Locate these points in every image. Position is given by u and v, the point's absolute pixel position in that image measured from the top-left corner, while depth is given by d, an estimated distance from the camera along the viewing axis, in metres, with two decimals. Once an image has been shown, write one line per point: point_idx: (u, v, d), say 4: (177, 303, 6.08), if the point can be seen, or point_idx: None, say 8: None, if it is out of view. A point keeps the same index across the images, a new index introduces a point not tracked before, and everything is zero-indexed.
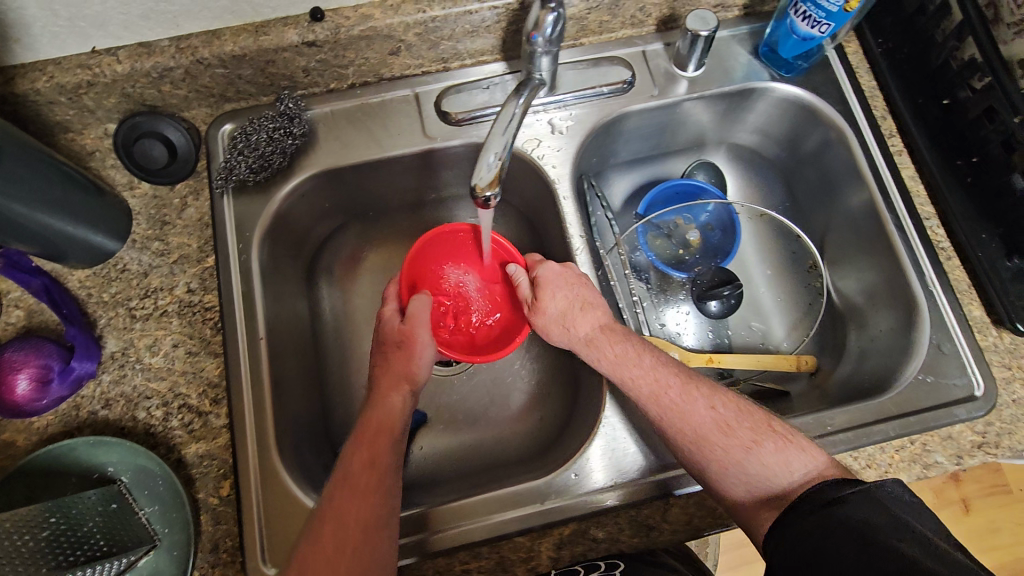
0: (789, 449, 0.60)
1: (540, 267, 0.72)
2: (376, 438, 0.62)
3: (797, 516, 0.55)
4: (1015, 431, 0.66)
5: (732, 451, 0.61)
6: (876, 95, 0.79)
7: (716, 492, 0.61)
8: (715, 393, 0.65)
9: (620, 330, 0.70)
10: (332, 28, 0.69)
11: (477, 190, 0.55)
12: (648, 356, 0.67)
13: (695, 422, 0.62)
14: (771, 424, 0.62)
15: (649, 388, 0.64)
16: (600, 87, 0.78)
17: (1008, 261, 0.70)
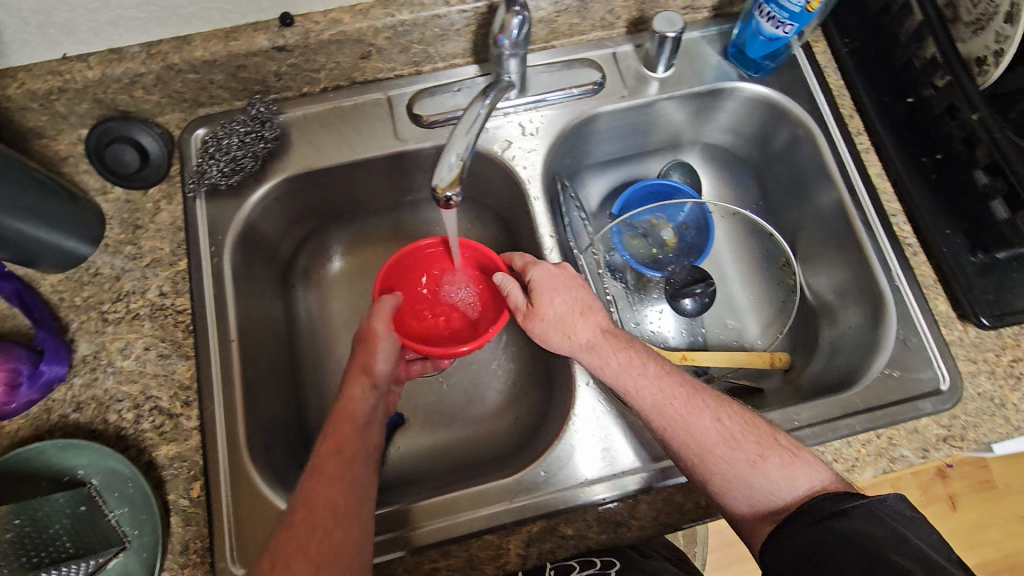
0: (794, 464, 0.60)
1: (535, 273, 0.70)
2: (346, 432, 0.63)
3: (795, 530, 0.56)
4: (980, 424, 0.67)
5: (738, 465, 0.60)
6: (844, 94, 0.80)
7: (719, 505, 0.62)
8: (721, 404, 0.64)
9: (622, 337, 0.68)
10: (301, 33, 0.69)
11: (439, 190, 0.56)
12: (652, 365, 0.66)
13: (701, 434, 0.62)
14: (777, 437, 0.62)
15: (653, 398, 0.64)
16: (571, 88, 0.79)
17: (972, 256, 0.70)
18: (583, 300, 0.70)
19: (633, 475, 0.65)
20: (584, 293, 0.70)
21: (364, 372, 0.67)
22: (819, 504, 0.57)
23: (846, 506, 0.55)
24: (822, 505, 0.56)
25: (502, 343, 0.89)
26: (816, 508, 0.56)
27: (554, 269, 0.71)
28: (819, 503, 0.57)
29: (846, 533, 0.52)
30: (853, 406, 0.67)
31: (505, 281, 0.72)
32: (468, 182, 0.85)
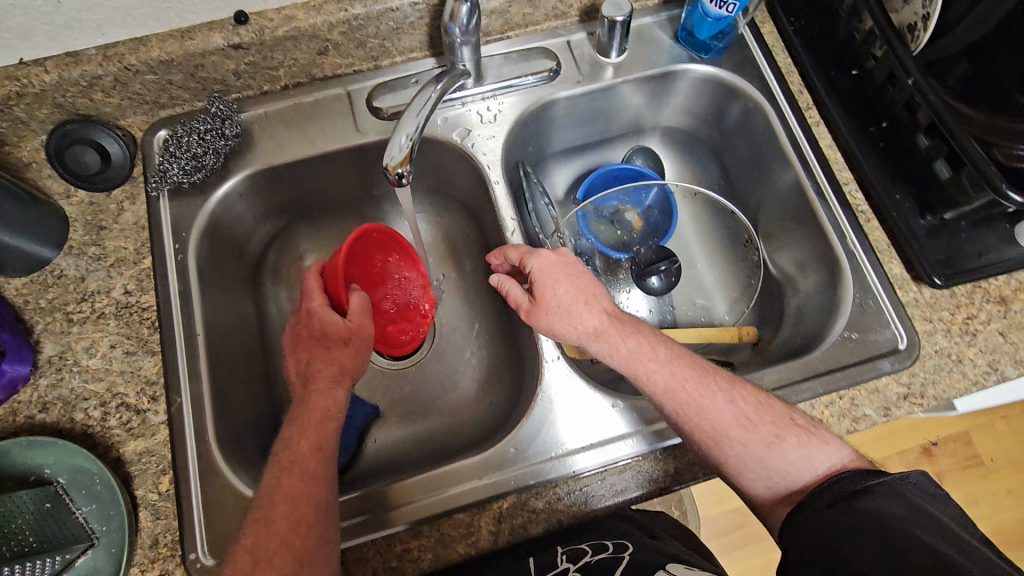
0: (811, 444, 0.61)
1: (536, 265, 0.70)
2: (322, 426, 0.63)
3: (810, 512, 0.56)
4: (939, 380, 0.68)
5: (752, 446, 0.62)
6: (792, 70, 0.82)
7: (738, 484, 0.63)
8: (733, 386, 0.65)
9: (630, 323, 0.69)
10: (256, 30, 0.71)
11: (391, 168, 0.60)
12: (662, 349, 0.67)
13: (715, 418, 0.62)
14: (794, 417, 0.62)
15: (666, 383, 0.64)
16: (526, 76, 0.81)
17: (922, 219, 0.72)
18: (587, 289, 0.70)
19: (606, 446, 0.66)
20: (586, 281, 0.71)
21: (344, 373, 0.68)
22: (836, 484, 0.57)
23: (867, 483, 0.55)
24: (842, 483, 0.56)
25: (475, 332, 0.89)
26: (832, 488, 0.56)
27: (554, 258, 0.71)
28: (838, 482, 0.57)
29: (850, 514, 0.52)
30: (814, 369, 0.69)
31: (503, 281, 0.72)
32: (434, 173, 0.87)
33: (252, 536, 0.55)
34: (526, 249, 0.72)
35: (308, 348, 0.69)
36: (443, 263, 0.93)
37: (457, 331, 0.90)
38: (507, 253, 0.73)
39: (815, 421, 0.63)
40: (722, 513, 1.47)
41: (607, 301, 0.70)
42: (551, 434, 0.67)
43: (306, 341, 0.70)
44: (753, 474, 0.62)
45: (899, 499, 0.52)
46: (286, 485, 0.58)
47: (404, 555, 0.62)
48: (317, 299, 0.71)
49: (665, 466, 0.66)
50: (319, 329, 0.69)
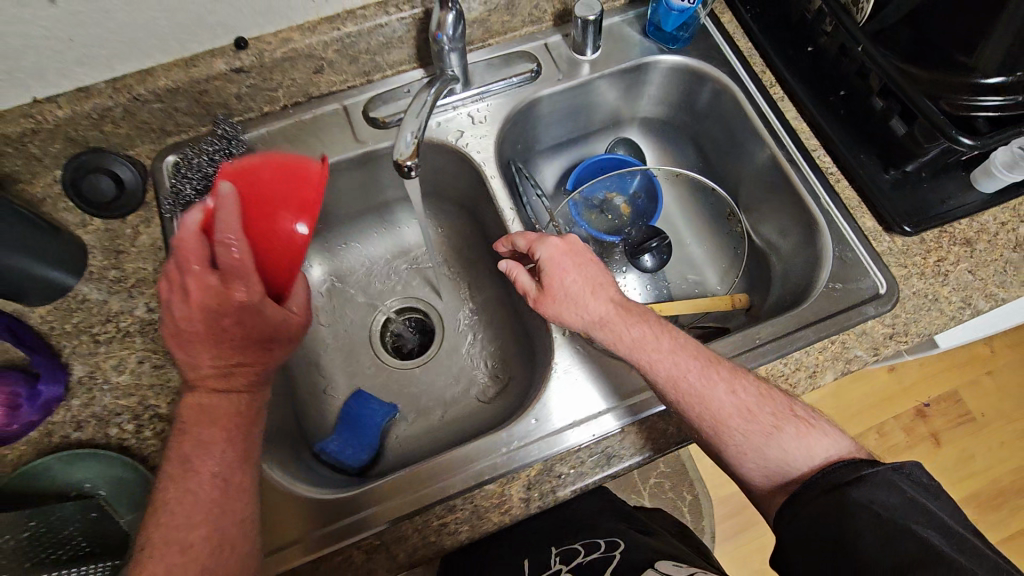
0: (810, 434, 0.64)
1: (543, 252, 0.72)
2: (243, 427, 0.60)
3: (811, 500, 0.59)
4: (919, 318, 0.73)
5: (751, 435, 0.64)
6: (754, 53, 0.89)
7: (737, 473, 0.66)
8: (737, 377, 0.66)
9: (637, 312, 0.70)
10: (256, 54, 0.75)
11: (400, 160, 0.64)
12: (667, 338, 0.68)
13: (716, 408, 0.64)
14: (794, 409, 0.65)
15: (668, 372, 0.66)
16: (510, 78, 0.86)
17: (886, 174, 0.79)
18: (594, 278, 0.72)
19: (596, 419, 0.70)
20: (594, 269, 0.73)
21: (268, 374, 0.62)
22: (832, 474, 0.59)
23: (861, 472, 0.58)
24: (839, 472, 0.59)
25: (483, 325, 0.93)
26: (828, 477, 0.59)
27: (562, 247, 0.73)
28: (834, 471, 0.59)
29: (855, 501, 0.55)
30: (806, 319, 0.74)
31: (511, 267, 0.74)
32: (431, 177, 0.92)
33: (162, 560, 0.52)
34: (535, 238, 0.75)
35: (235, 350, 0.59)
36: (445, 263, 0.97)
37: (466, 324, 0.94)
38: (515, 242, 0.76)
39: (815, 413, 0.66)
40: (733, 493, 1.51)
41: (615, 290, 0.72)
42: (559, 410, 0.71)
43: (233, 341, 0.58)
44: (753, 465, 0.65)
45: (886, 484, 0.56)
46: (207, 499, 0.55)
47: (441, 529, 0.65)
48: (242, 281, 0.57)
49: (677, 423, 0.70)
50: (263, 331, 0.59)
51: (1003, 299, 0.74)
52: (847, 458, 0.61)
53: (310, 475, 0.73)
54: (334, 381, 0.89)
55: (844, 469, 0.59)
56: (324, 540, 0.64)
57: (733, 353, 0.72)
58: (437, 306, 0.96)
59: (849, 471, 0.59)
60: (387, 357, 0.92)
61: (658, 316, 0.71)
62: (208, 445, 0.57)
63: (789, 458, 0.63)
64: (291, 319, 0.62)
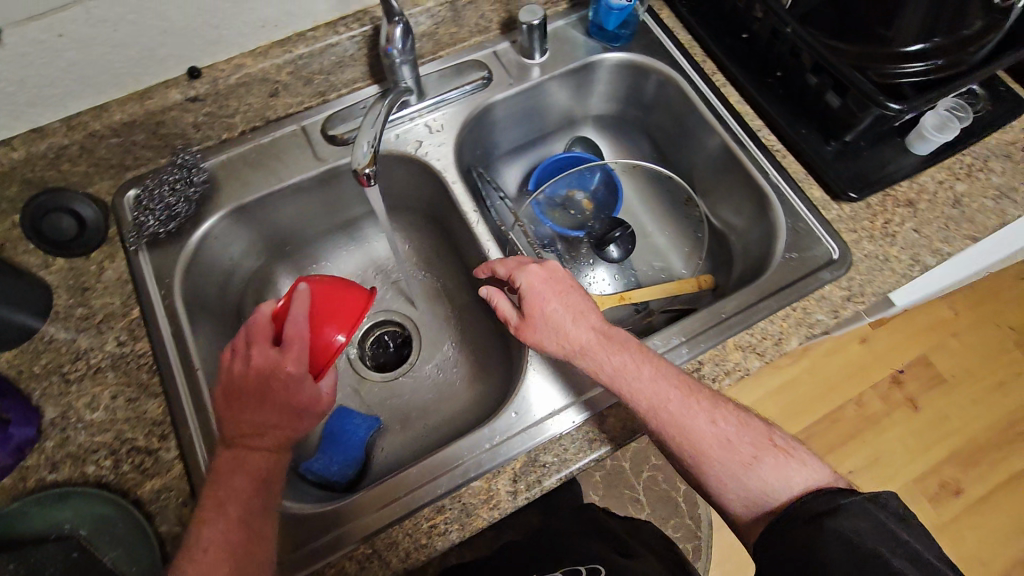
0: (788, 466, 0.64)
1: (524, 284, 0.73)
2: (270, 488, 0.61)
3: (789, 527, 0.59)
4: (873, 279, 0.77)
5: (729, 463, 0.65)
6: (694, 45, 0.93)
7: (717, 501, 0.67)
8: (716, 405, 0.67)
9: (616, 340, 0.70)
10: (210, 81, 0.76)
11: (358, 170, 0.66)
12: (648, 366, 0.68)
13: (696, 437, 0.66)
14: (774, 440, 0.66)
15: (646, 400, 0.66)
16: (463, 86, 0.89)
17: (828, 145, 0.83)
18: (574, 305, 0.72)
19: (569, 410, 0.71)
20: (575, 298, 0.73)
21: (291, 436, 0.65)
22: (807, 504, 0.60)
23: (839, 501, 0.58)
24: (813, 503, 0.60)
25: (459, 330, 0.94)
26: (806, 506, 0.60)
27: (542, 279, 0.74)
28: (810, 502, 0.60)
29: (834, 529, 0.56)
30: (767, 290, 0.77)
31: (492, 295, 0.75)
32: (394, 189, 0.94)
33: None
34: (515, 267, 0.76)
35: (273, 411, 0.63)
36: (418, 273, 0.98)
37: (441, 330, 0.95)
38: (494, 269, 0.77)
39: (794, 443, 0.67)
40: None
41: (597, 319, 0.72)
42: (540, 399, 0.72)
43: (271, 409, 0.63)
44: (732, 490, 0.65)
45: (860, 512, 0.56)
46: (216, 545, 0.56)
47: (432, 531, 0.65)
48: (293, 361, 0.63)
49: None
50: (299, 401, 0.64)
51: (948, 254, 0.78)
52: (824, 487, 0.62)
53: (296, 492, 0.72)
54: None
55: (817, 500, 0.60)
56: (314, 555, 0.64)
57: (700, 329, 0.75)
58: (413, 316, 0.97)
59: (824, 501, 0.59)
60: (366, 371, 0.93)
61: (640, 346, 0.71)
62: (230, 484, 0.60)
63: (765, 478, 0.64)
64: (323, 398, 0.66)
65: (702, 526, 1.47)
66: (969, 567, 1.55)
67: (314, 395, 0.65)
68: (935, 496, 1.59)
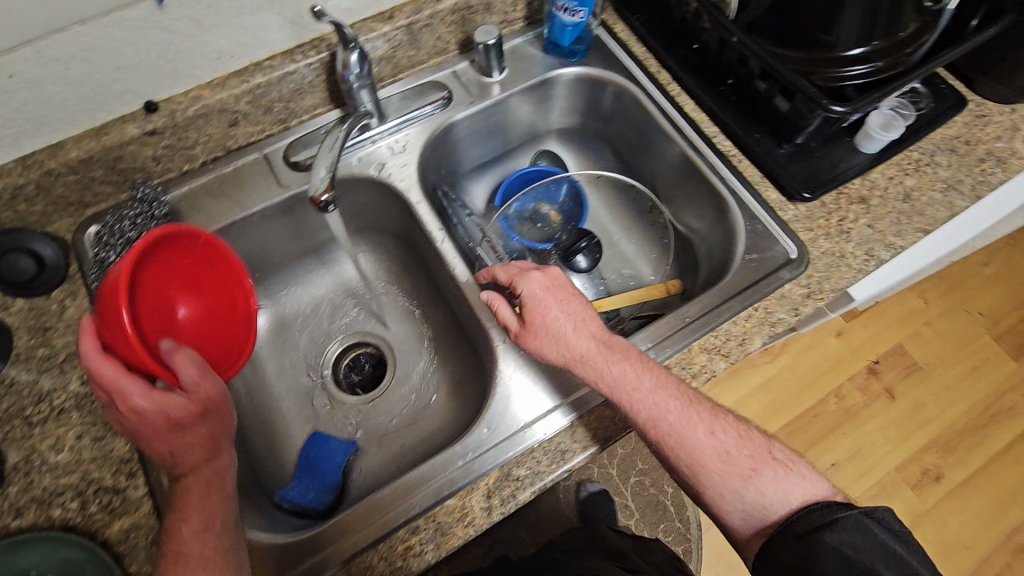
0: (787, 479, 0.65)
1: (527, 291, 0.72)
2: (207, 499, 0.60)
3: (787, 540, 0.61)
4: (830, 275, 0.79)
5: (728, 475, 0.65)
6: (648, 57, 0.96)
7: (715, 514, 0.67)
8: (715, 417, 0.67)
9: (618, 349, 0.69)
10: (167, 115, 0.77)
11: (314, 195, 0.67)
12: (649, 375, 0.67)
13: (694, 447, 0.66)
14: (774, 452, 0.67)
15: (645, 408, 0.66)
16: (424, 107, 0.90)
17: (781, 148, 0.85)
18: (576, 313, 0.71)
19: (541, 421, 0.72)
20: (577, 303, 0.73)
21: (213, 443, 0.62)
22: (805, 517, 0.61)
23: (834, 516, 0.60)
24: (810, 516, 0.61)
25: (433, 348, 0.94)
26: (806, 521, 0.61)
27: (545, 285, 0.73)
28: (807, 514, 0.61)
29: (832, 546, 0.57)
30: (729, 291, 0.78)
31: (493, 300, 0.74)
32: (360, 213, 0.94)
33: None
34: (517, 274, 0.75)
35: (175, 433, 0.60)
36: (390, 292, 0.99)
37: (414, 349, 0.95)
38: (496, 276, 0.77)
39: (793, 455, 0.68)
40: None
41: (600, 327, 0.71)
42: (514, 411, 0.73)
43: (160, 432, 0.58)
44: (729, 500, 0.65)
45: (857, 528, 0.58)
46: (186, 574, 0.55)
47: (408, 552, 0.65)
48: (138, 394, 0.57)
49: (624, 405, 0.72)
50: (175, 417, 0.59)
51: (901, 247, 0.81)
52: (822, 501, 0.63)
53: (269, 522, 0.72)
54: (291, 427, 0.88)
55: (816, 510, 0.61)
56: None
57: (667, 334, 0.76)
58: (386, 336, 0.97)
59: (823, 513, 0.60)
60: (340, 395, 0.92)
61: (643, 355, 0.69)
62: (183, 515, 0.58)
63: (759, 486, 0.65)
64: (194, 398, 0.60)
65: (691, 528, 1.48)
66: (954, 551, 1.57)
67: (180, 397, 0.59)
68: (917, 483, 1.62)
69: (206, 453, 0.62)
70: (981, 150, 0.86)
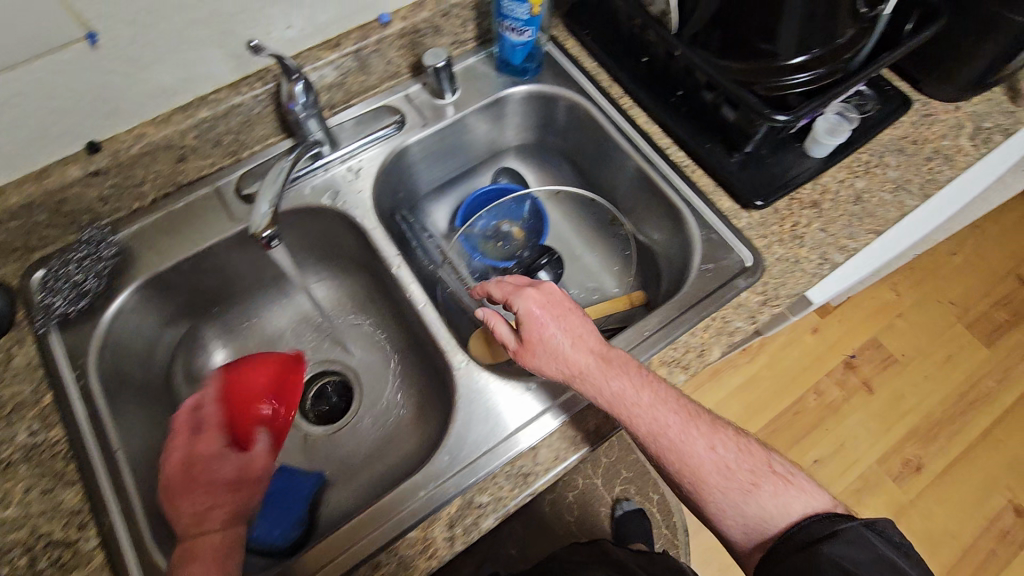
0: (787, 493, 0.64)
1: (524, 312, 0.69)
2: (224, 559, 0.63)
3: (788, 551, 0.61)
4: (785, 281, 0.80)
5: (728, 490, 0.64)
6: (600, 72, 0.96)
7: (717, 528, 0.66)
8: (716, 432, 0.66)
9: (617, 364, 0.67)
10: (111, 154, 0.76)
11: (257, 232, 0.71)
12: (649, 391, 0.66)
13: (695, 463, 0.64)
14: (774, 466, 0.66)
15: (645, 426, 0.65)
16: (376, 132, 0.90)
17: (732, 157, 0.85)
18: (574, 327, 0.69)
19: (501, 445, 0.71)
20: (575, 318, 0.70)
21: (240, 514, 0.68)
22: (807, 529, 0.61)
23: (835, 528, 0.61)
24: (812, 527, 0.61)
25: (399, 374, 0.93)
26: (806, 532, 0.61)
27: (541, 303, 0.70)
28: (808, 525, 0.62)
29: (832, 558, 0.58)
30: (687, 303, 0.79)
31: (489, 316, 0.72)
32: (318, 241, 0.93)
33: None
34: (512, 295, 0.73)
35: (206, 494, 0.68)
36: (354, 319, 0.98)
37: (379, 376, 0.94)
38: (490, 291, 0.75)
39: (793, 468, 0.67)
40: None
41: (600, 341, 0.69)
42: (475, 436, 0.72)
43: (205, 489, 0.68)
44: (729, 515, 0.65)
45: (856, 540, 0.59)
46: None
47: None
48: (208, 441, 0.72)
49: (587, 423, 0.72)
50: (225, 475, 0.70)
51: (854, 249, 0.82)
52: (823, 512, 0.63)
53: None
54: None
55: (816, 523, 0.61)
56: None
57: (627, 348, 0.76)
58: (351, 363, 0.96)
59: (822, 525, 0.61)
60: (308, 426, 0.91)
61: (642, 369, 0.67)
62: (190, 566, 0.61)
63: (758, 501, 0.64)
64: (249, 462, 0.72)
65: (678, 534, 1.47)
66: (939, 540, 1.57)
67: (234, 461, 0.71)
68: (898, 474, 1.63)
69: (230, 521, 0.67)
70: (929, 148, 0.88)
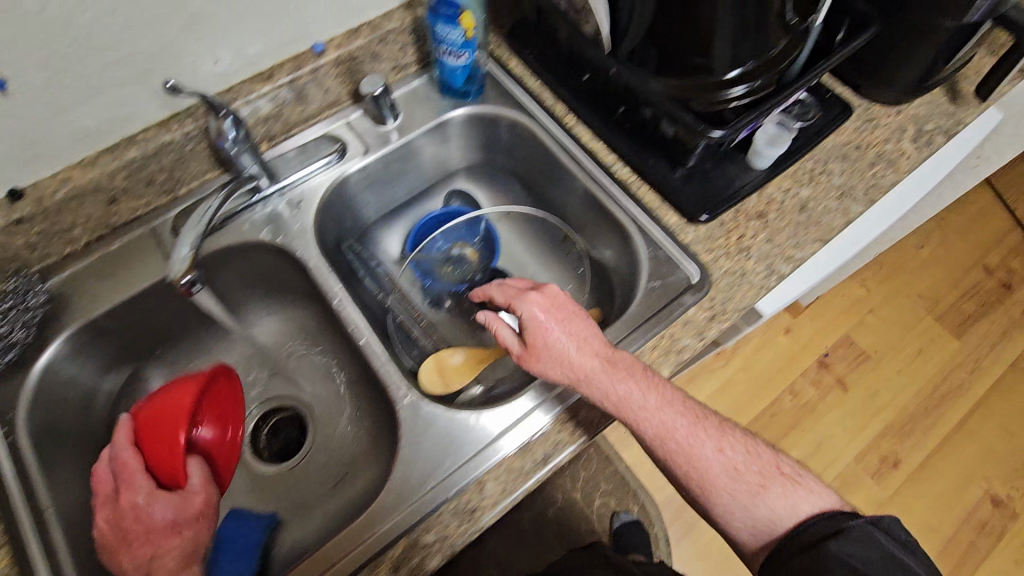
0: (794, 493, 0.65)
1: (528, 314, 0.71)
2: None
3: (795, 553, 0.62)
4: (734, 295, 0.79)
5: (738, 498, 0.66)
6: (544, 90, 0.96)
7: (726, 530, 0.68)
8: (722, 433, 0.68)
9: (623, 367, 0.67)
10: (35, 200, 0.73)
11: (177, 280, 0.72)
12: (656, 393, 0.67)
13: (702, 466, 0.66)
14: (782, 468, 0.67)
15: (653, 429, 0.66)
16: (317, 163, 0.89)
17: (676, 171, 0.85)
18: (579, 333, 0.70)
19: (447, 480, 0.70)
20: (580, 321, 0.71)
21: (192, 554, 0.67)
22: (813, 526, 0.63)
23: (843, 525, 0.62)
24: (820, 527, 0.62)
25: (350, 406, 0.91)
26: (813, 530, 0.62)
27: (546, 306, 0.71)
28: (818, 524, 0.63)
29: (840, 555, 0.58)
30: (634, 322, 0.79)
31: (492, 322, 0.74)
32: (263, 275, 0.91)
33: None
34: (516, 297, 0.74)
35: (147, 543, 0.65)
36: (306, 351, 0.96)
37: (332, 409, 0.93)
38: (493, 297, 0.77)
39: (799, 468, 0.68)
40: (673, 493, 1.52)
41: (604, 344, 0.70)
42: (422, 471, 0.71)
43: (140, 537, 0.65)
44: (737, 521, 0.66)
45: (863, 538, 0.59)
46: None
47: None
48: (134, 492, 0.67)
49: (536, 451, 0.71)
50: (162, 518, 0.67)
51: (801, 259, 0.82)
52: (829, 511, 0.65)
53: None
54: None
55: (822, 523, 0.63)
56: None
57: None
58: (303, 397, 0.95)
59: (828, 526, 0.62)
60: (259, 465, 0.90)
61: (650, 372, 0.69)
62: None
63: (764, 508, 0.65)
64: (183, 502, 0.69)
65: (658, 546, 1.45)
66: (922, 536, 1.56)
67: (173, 502, 0.68)
68: (877, 471, 1.62)
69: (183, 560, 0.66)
70: (873, 153, 0.89)
